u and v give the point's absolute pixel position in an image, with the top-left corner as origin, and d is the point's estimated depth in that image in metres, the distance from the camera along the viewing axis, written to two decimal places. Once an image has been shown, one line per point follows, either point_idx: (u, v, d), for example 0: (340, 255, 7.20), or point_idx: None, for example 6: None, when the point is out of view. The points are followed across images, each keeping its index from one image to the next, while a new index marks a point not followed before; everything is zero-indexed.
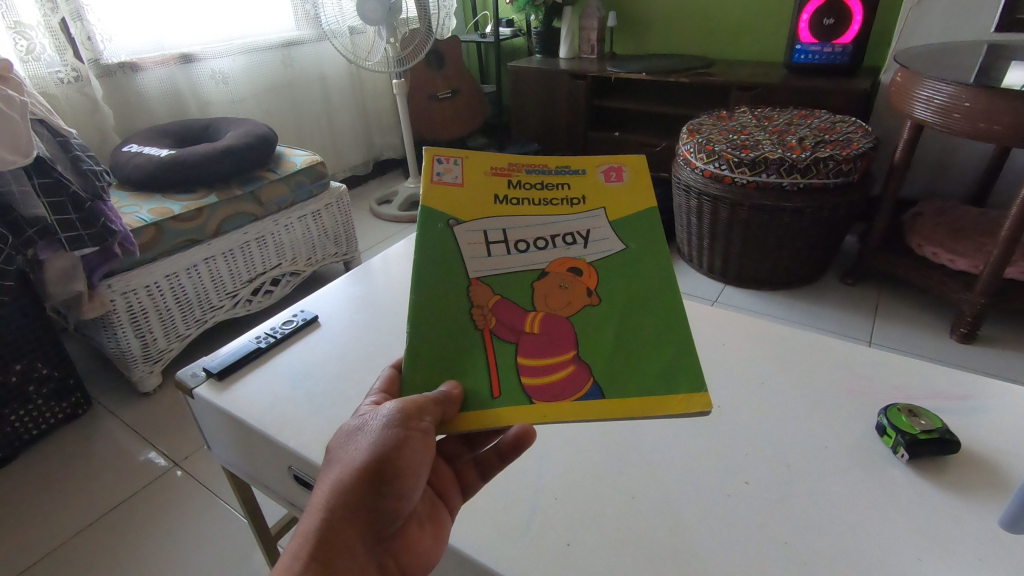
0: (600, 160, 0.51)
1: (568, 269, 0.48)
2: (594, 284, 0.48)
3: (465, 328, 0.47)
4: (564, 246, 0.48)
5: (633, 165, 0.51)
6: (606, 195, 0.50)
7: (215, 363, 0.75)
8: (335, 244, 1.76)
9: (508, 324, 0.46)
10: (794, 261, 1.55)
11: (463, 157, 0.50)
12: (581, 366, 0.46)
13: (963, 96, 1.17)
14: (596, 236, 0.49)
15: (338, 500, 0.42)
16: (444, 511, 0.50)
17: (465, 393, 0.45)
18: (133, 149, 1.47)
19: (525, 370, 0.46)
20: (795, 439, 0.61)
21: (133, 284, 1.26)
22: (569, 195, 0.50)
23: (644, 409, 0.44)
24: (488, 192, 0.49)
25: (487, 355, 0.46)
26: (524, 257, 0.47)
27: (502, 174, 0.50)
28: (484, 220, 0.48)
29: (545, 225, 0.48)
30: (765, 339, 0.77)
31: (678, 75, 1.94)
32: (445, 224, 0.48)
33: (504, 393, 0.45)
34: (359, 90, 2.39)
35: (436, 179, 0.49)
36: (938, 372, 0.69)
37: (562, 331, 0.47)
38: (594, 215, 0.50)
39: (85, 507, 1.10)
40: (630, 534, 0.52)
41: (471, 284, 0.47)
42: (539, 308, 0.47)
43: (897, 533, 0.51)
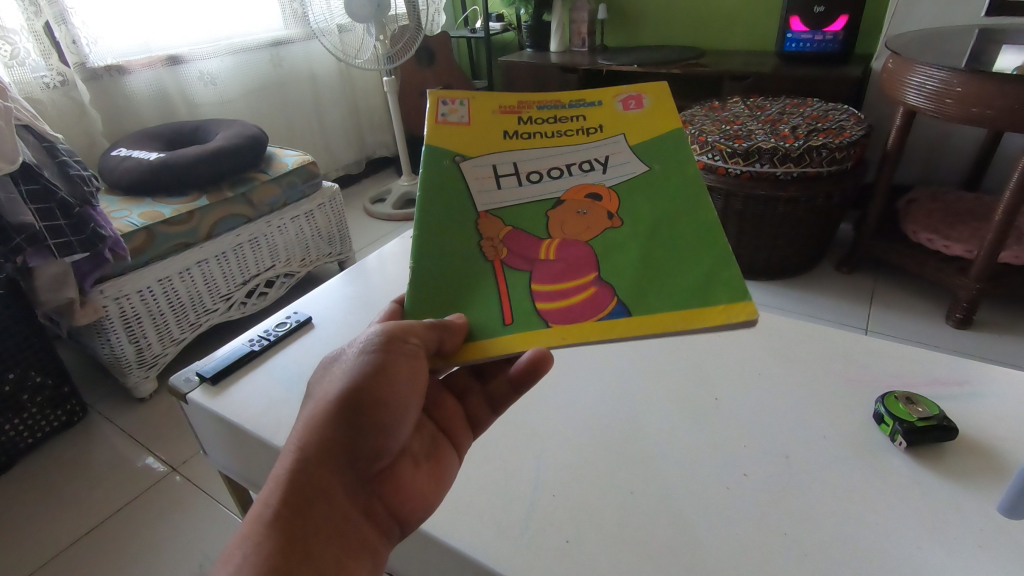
0: (618, 90, 0.50)
1: (586, 197, 0.47)
2: (615, 207, 0.47)
3: (477, 261, 0.47)
4: (581, 174, 0.48)
5: (654, 92, 0.51)
6: (625, 121, 0.50)
7: (208, 368, 0.74)
8: (329, 243, 1.75)
9: (521, 253, 0.46)
10: (789, 250, 1.55)
11: (468, 98, 0.50)
12: (602, 288, 0.45)
13: (954, 81, 1.17)
14: (615, 162, 0.48)
15: (311, 436, 0.43)
16: (445, 449, 0.52)
17: (472, 324, 0.45)
18: (122, 152, 1.45)
19: (542, 296, 0.45)
20: (793, 429, 0.61)
21: (125, 289, 1.25)
22: (585, 125, 0.49)
23: (677, 324, 0.42)
24: (497, 128, 0.49)
25: (499, 284, 0.46)
26: (540, 187, 0.48)
27: (512, 112, 0.50)
28: (493, 155, 0.48)
29: (560, 155, 0.48)
30: (762, 329, 0.76)
31: (670, 66, 1.93)
32: (451, 160, 0.48)
33: (518, 318, 0.44)
34: (349, 88, 2.38)
35: (440, 119, 0.49)
36: (935, 358, 0.69)
37: (579, 256, 0.46)
38: (614, 140, 0.49)
39: (84, 514, 1.09)
40: (630, 530, 0.51)
41: (480, 218, 0.47)
42: (554, 236, 0.46)
43: (897, 522, 0.51)
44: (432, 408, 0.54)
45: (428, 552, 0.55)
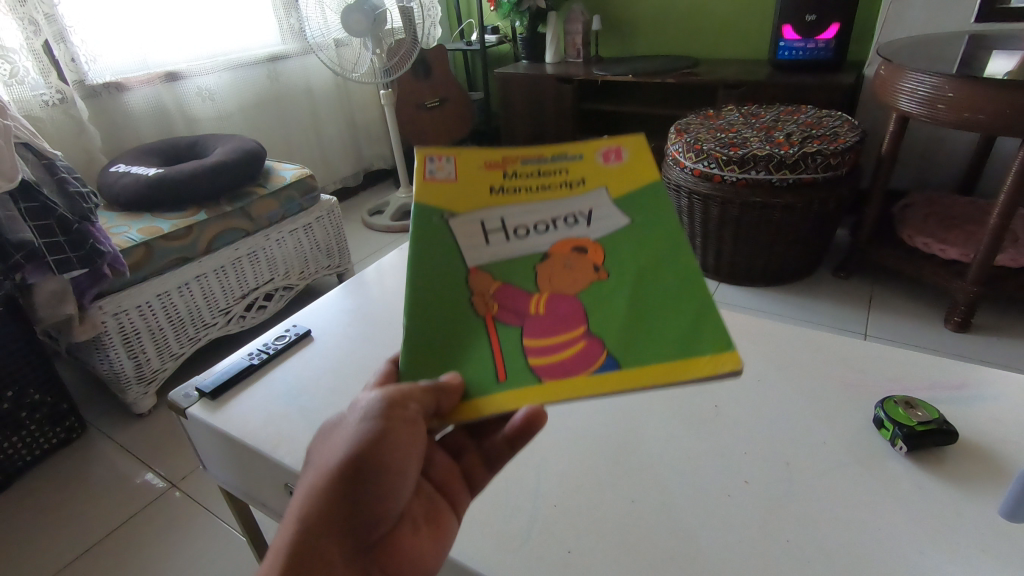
0: (600, 142, 0.47)
1: (572, 249, 0.45)
2: (602, 259, 0.45)
3: (466, 317, 0.45)
4: (567, 227, 0.45)
5: (631, 143, 0.48)
6: (607, 175, 0.47)
7: (207, 382, 0.74)
8: (327, 256, 1.75)
9: (512, 308, 0.44)
10: (787, 256, 1.55)
11: (452, 153, 0.46)
12: (593, 341, 0.43)
13: (946, 87, 1.18)
14: (599, 215, 0.46)
15: (311, 504, 0.42)
16: (445, 510, 0.49)
17: (467, 381, 0.43)
18: (121, 169, 1.46)
19: (532, 352, 0.43)
20: (792, 435, 0.61)
21: (123, 305, 1.25)
22: (568, 179, 0.46)
23: (668, 375, 0.41)
24: (482, 184, 0.46)
25: (491, 339, 0.44)
26: (527, 242, 0.45)
27: (495, 166, 0.46)
28: (478, 213, 0.45)
29: (545, 210, 0.45)
30: (759, 336, 0.77)
31: (665, 76, 1.94)
32: (438, 219, 0.45)
33: (511, 376, 0.42)
34: (346, 101, 2.39)
35: (428, 177, 0.45)
36: (933, 361, 0.69)
37: (570, 309, 0.44)
38: (596, 193, 0.46)
39: (83, 531, 1.09)
40: (632, 540, 0.51)
41: (470, 273, 0.45)
42: (543, 289, 0.45)
43: (899, 528, 0.51)
44: (429, 468, 0.50)
45: None
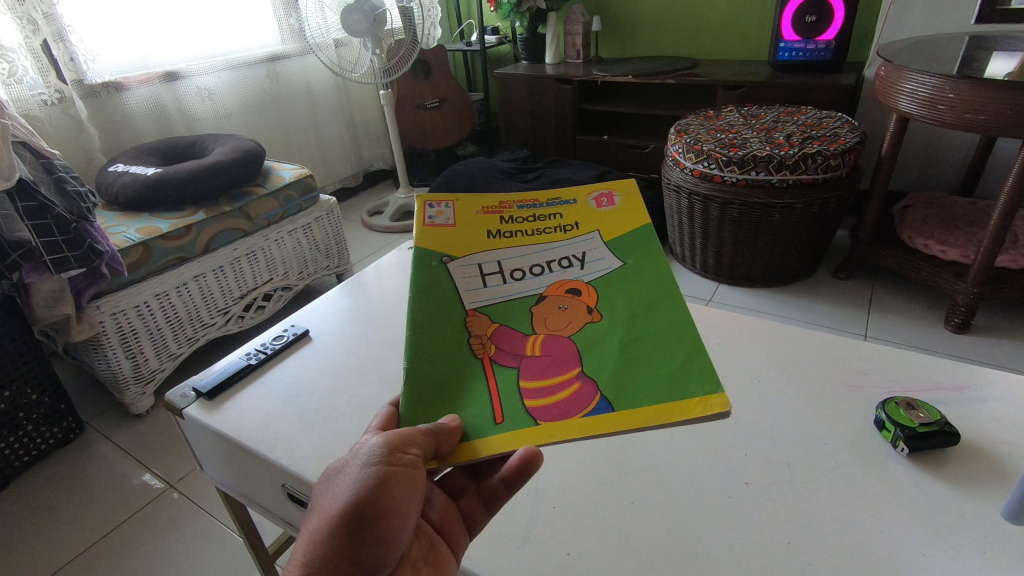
0: (589, 190, 0.55)
1: (566, 292, 0.49)
2: (594, 301, 0.49)
3: (464, 357, 0.47)
4: (560, 270, 0.50)
5: (622, 189, 0.55)
6: (599, 218, 0.53)
7: (204, 383, 0.73)
8: (326, 256, 1.75)
9: (510, 350, 0.46)
10: (787, 257, 1.55)
11: (454, 202, 0.53)
12: (586, 383, 0.44)
13: (946, 88, 1.18)
14: (591, 257, 0.51)
15: (312, 555, 0.37)
16: (446, 553, 0.45)
17: (465, 425, 0.43)
18: (120, 168, 1.45)
19: (528, 394, 0.44)
20: (793, 435, 0.60)
21: (121, 304, 1.24)
22: (562, 223, 0.52)
23: (658, 418, 0.41)
24: (480, 229, 0.52)
25: (489, 381, 0.45)
26: (523, 285, 0.49)
27: (494, 212, 0.53)
28: (478, 255, 0.51)
29: (539, 253, 0.51)
30: (759, 337, 0.76)
31: (665, 76, 1.94)
32: (438, 261, 0.50)
33: (508, 418, 0.43)
34: (346, 101, 2.39)
35: (428, 221, 0.51)
36: (934, 362, 0.69)
37: (564, 351, 0.46)
38: (589, 237, 0.52)
39: (80, 532, 1.08)
40: (632, 541, 0.51)
41: (469, 316, 0.48)
42: (539, 331, 0.47)
43: (901, 530, 0.50)
44: (426, 510, 0.48)
45: None
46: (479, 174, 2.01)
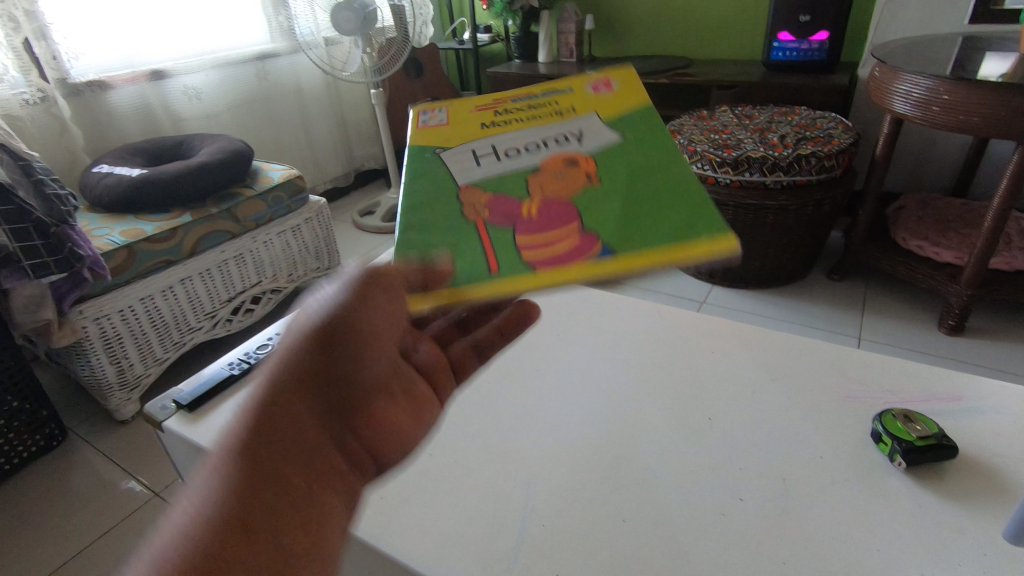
0: (587, 78, 0.51)
1: (564, 161, 0.45)
2: (593, 168, 0.45)
3: (456, 223, 0.43)
4: (557, 145, 0.46)
5: (620, 77, 0.52)
6: (596, 101, 0.50)
7: (185, 394, 0.71)
8: (316, 257, 1.72)
9: (507, 210, 0.43)
10: (781, 259, 1.54)
11: (446, 106, 0.51)
12: (587, 235, 0.40)
13: (940, 89, 1.17)
14: (587, 133, 0.47)
15: (286, 364, 0.39)
16: (432, 399, 0.47)
17: (460, 270, 0.40)
18: (104, 169, 1.42)
19: (527, 245, 0.41)
20: (789, 450, 0.59)
21: (105, 309, 1.22)
22: (559, 109, 0.49)
23: (659, 260, 0.38)
24: (475, 123, 0.50)
25: (484, 238, 0.42)
26: (517, 160, 0.46)
27: (487, 108, 0.51)
28: (472, 141, 0.48)
29: (533, 135, 0.48)
30: (754, 344, 0.75)
31: (658, 76, 1.93)
32: (431, 155, 0.48)
33: (504, 266, 0.40)
34: (337, 100, 2.36)
35: (421, 123, 0.50)
36: (931, 371, 0.68)
37: (565, 210, 0.43)
38: (586, 119, 0.48)
39: (63, 542, 1.06)
40: (625, 563, 0.49)
41: (461, 188, 0.45)
42: (535, 196, 0.43)
43: (901, 550, 0.49)
44: (419, 354, 0.49)
45: None
46: None
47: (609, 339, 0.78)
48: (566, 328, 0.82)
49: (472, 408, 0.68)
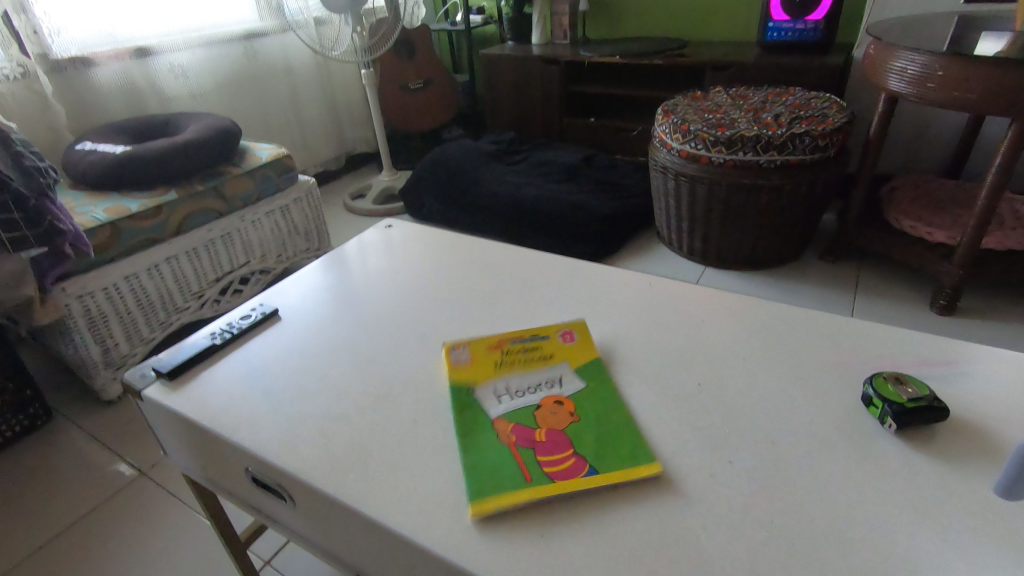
0: (556, 330, 0.72)
1: (554, 402, 0.62)
2: (573, 408, 0.61)
3: (494, 448, 0.56)
4: (547, 390, 0.64)
5: (579, 328, 0.72)
6: (566, 352, 0.69)
7: (165, 363, 0.70)
8: (305, 238, 1.70)
9: (524, 438, 0.57)
10: (774, 240, 1.53)
11: (467, 347, 0.70)
12: (579, 459, 0.54)
13: (935, 66, 1.16)
14: (565, 379, 0.65)
15: None
16: None
17: (502, 483, 0.52)
18: (87, 146, 1.40)
19: (546, 463, 0.53)
20: (780, 414, 0.58)
21: (88, 287, 1.19)
22: (541, 358, 0.68)
23: (625, 478, 0.51)
24: (492, 361, 0.68)
25: (516, 460, 0.54)
26: (524, 398, 0.62)
27: (496, 347, 0.70)
28: (490, 382, 0.65)
29: (530, 378, 0.65)
30: (745, 314, 0.74)
31: (652, 57, 1.91)
32: (466, 391, 0.64)
33: (535, 476, 0.52)
34: (327, 81, 2.33)
35: (455, 363, 0.68)
36: (922, 338, 0.67)
37: (561, 440, 0.57)
38: (562, 366, 0.67)
39: (47, 521, 1.05)
40: (613, 526, 0.48)
41: (494, 420, 0.60)
42: (541, 426, 0.58)
43: (891, 510, 0.48)
44: None
45: (396, 552, 0.51)
46: (463, 157, 1.96)
47: (599, 310, 0.78)
48: (556, 300, 0.80)
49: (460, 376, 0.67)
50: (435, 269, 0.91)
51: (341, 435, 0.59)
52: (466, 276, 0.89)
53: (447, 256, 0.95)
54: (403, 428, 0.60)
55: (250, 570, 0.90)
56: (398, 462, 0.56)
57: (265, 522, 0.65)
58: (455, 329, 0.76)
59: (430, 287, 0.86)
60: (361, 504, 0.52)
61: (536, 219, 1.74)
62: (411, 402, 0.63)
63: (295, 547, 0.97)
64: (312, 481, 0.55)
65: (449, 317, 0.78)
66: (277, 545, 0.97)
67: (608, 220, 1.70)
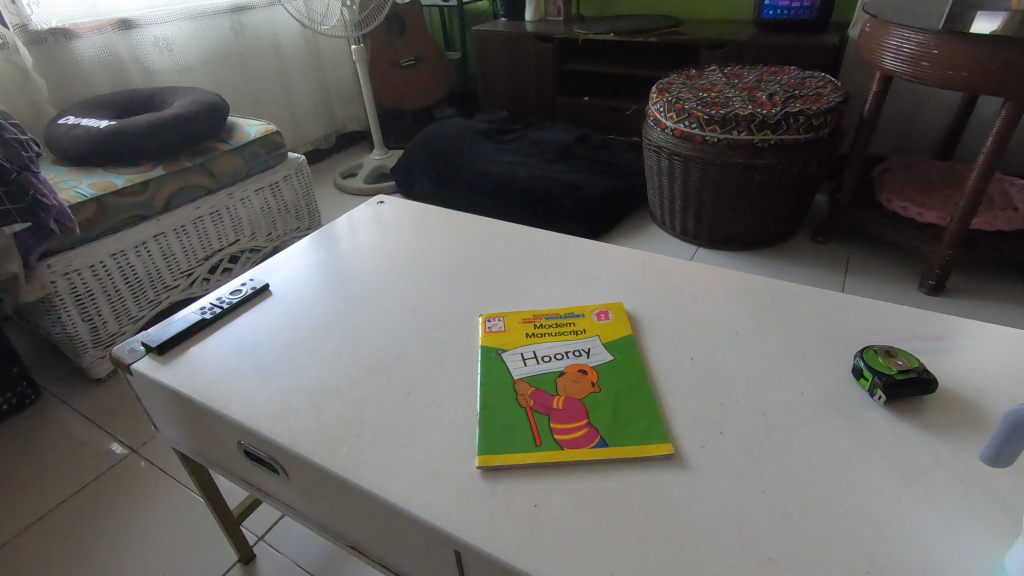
0: (593, 308, 0.72)
1: (578, 371, 0.62)
2: (596, 378, 0.61)
3: (514, 410, 0.57)
4: (573, 358, 0.64)
5: (615, 310, 0.71)
6: (600, 328, 0.68)
7: (154, 337, 0.69)
8: (295, 217, 1.69)
9: (543, 403, 0.58)
10: (766, 220, 1.53)
11: (504, 318, 0.71)
12: (591, 430, 0.55)
13: (931, 44, 1.15)
14: (595, 351, 0.65)
15: None
16: None
17: (512, 444, 0.53)
18: (70, 121, 1.36)
19: (558, 431, 0.54)
20: (771, 387, 0.59)
21: (75, 264, 1.18)
22: (575, 329, 0.68)
23: (630, 454, 0.52)
24: (521, 330, 0.69)
25: (530, 424, 0.56)
26: (548, 364, 0.63)
27: (530, 321, 0.70)
28: (519, 346, 0.66)
29: (557, 345, 0.66)
30: (737, 290, 0.74)
31: (646, 35, 1.89)
32: (496, 353, 0.65)
33: (544, 444, 0.53)
34: (316, 57, 2.28)
35: (488, 329, 0.69)
36: (912, 313, 0.68)
37: (578, 410, 0.57)
38: (592, 339, 0.67)
39: (37, 499, 1.04)
40: (605, 495, 0.49)
41: (516, 382, 0.61)
42: (561, 394, 0.59)
43: (877, 480, 0.49)
44: None
45: (389, 523, 0.51)
46: (455, 135, 1.93)
47: (591, 286, 0.77)
48: (550, 276, 0.80)
49: (452, 350, 0.67)
50: (427, 245, 0.90)
51: (333, 409, 0.59)
52: (458, 252, 0.88)
53: (439, 233, 0.94)
54: (395, 401, 0.60)
55: (243, 544, 0.90)
56: (391, 435, 0.56)
57: (259, 496, 0.65)
58: (447, 305, 0.75)
59: (423, 264, 0.85)
60: (353, 475, 0.52)
61: (529, 198, 1.73)
62: (403, 375, 0.63)
63: (288, 522, 0.97)
64: (303, 453, 0.54)
65: (442, 292, 0.78)
66: (270, 521, 0.98)
67: (601, 200, 1.70)
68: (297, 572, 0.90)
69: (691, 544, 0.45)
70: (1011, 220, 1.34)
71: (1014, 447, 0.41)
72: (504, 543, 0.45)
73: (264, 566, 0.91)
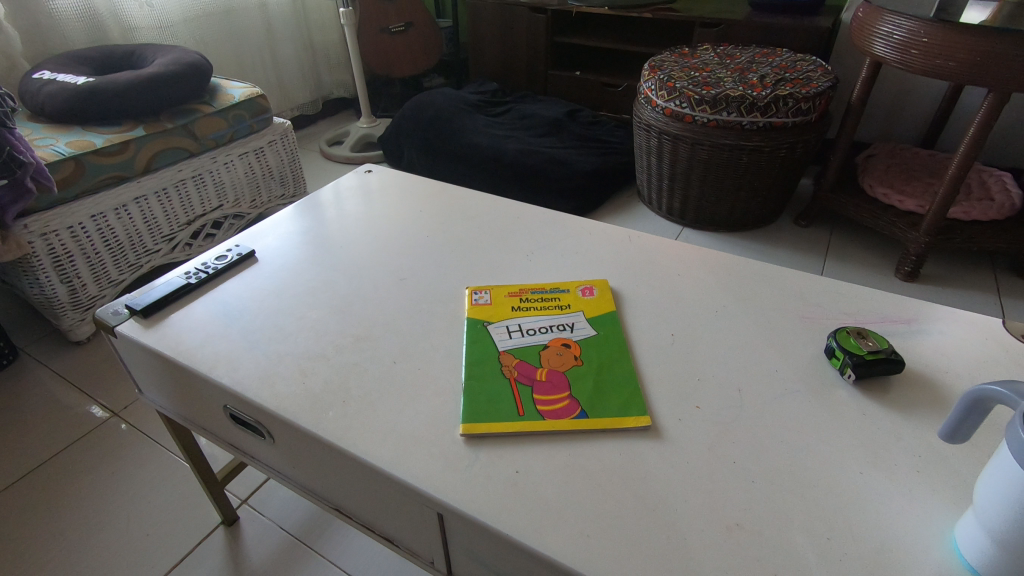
0: (578, 284, 0.73)
1: (561, 344, 0.64)
2: (579, 352, 0.63)
3: (498, 381, 0.59)
4: (557, 332, 0.65)
5: (600, 286, 0.72)
6: (585, 303, 0.70)
7: (139, 301, 0.69)
8: (280, 184, 1.66)
9: (527, 374, 0.59)
10: (751, 203, 1.54)
11: (490, 291, 0.72)
12: (572, 402, 0.56)
13: (921, 33, 1.15)
14: (579, 326, 0.66)
15: None
16: None
17: (494, 414, 0.55)
18: (45, 75, 1.31)
19: (541, 402, 0.56)
20: (747, 365, 0.61)
21: (52, 225, 1.15)
22: (560, 305, 0.69)
23: (609, 425, 0.54)
24: (507, 305, 0.70)
25: (513, 395, 0.57)
26: (533, 337, 0.64)
27: (516, 295, 0.71)
28: (505, 319, 0.67)
29: (541, 320, 0.67)
30: (720, 270, 0.76)
31: (642, 10, 1.87)
32: (482, 325, 0.66)
33: (526, 414, 0.55)
34: (303, 19, 2.22)
35: (474, 301, 0.70)
36: (886, 297, 0.70)
37: (560, 382, 0.59)
38: (575, 314, 0.68)
39: (18, 460, 1.04)
40: (583, 465, 0.50)
41: (501, 354, 0.62)
42: (544, 366, 0.60)
43: (841, 455, 0.51)
44: None
45: (373, 485, 0.53)
46: (446, 105, 1.90)
47: (577, 261, 0.78)
48: (536, 250, 0.81)
49: (439, 319, 0.68)
50: (415, 216, 0.90)
51: (321, 374, 0.60)
52: (446, 224, 0.88)
53: (426, 204, 0.94)
54: (381, 368, 0.61)
55: (225, 507, 0.91)
56: (377, 401, 0.57)
57: (243, 459, 0.66)
58: (433, 275, 0.76)
59: (409, 234, 0.85)
60: (339, 440, 0.53)
61: (518, 173, 1.72)
62: (391, 343, 0.64)
63: (271, 487, 0.99)
64: (289, 417, 0.55)
65: (429, 263, 0.78)
66: (254, 484, 0.99)
67: (589, 177, 1.70)
68: (281, 534, 0.92)
69: (664, 510, 0.47)
70: (987, 210, 1.38)
71: (970, 424, 0.43)
72: (485, 506, 0.47)
73: (247, 529, 0.92)
